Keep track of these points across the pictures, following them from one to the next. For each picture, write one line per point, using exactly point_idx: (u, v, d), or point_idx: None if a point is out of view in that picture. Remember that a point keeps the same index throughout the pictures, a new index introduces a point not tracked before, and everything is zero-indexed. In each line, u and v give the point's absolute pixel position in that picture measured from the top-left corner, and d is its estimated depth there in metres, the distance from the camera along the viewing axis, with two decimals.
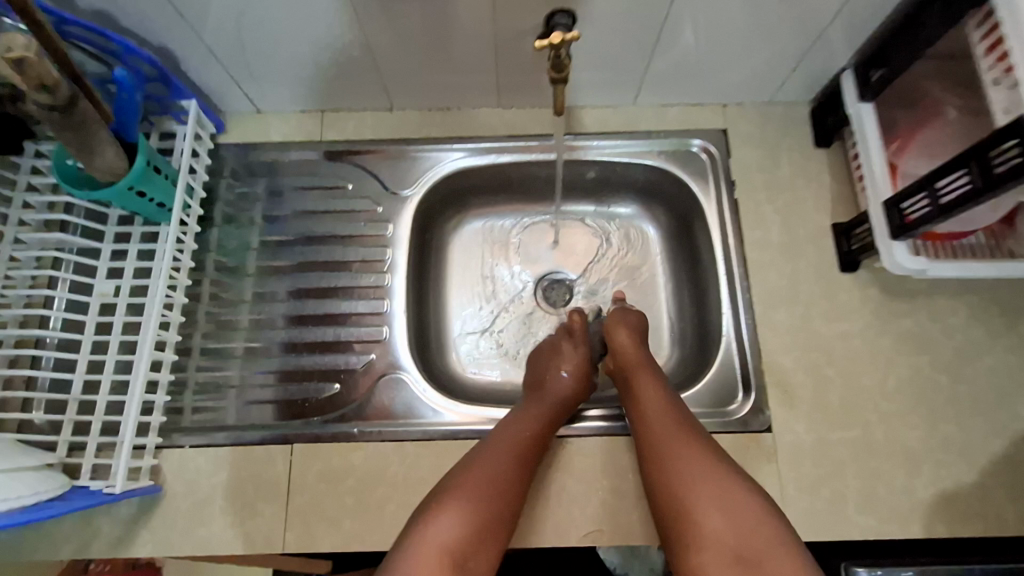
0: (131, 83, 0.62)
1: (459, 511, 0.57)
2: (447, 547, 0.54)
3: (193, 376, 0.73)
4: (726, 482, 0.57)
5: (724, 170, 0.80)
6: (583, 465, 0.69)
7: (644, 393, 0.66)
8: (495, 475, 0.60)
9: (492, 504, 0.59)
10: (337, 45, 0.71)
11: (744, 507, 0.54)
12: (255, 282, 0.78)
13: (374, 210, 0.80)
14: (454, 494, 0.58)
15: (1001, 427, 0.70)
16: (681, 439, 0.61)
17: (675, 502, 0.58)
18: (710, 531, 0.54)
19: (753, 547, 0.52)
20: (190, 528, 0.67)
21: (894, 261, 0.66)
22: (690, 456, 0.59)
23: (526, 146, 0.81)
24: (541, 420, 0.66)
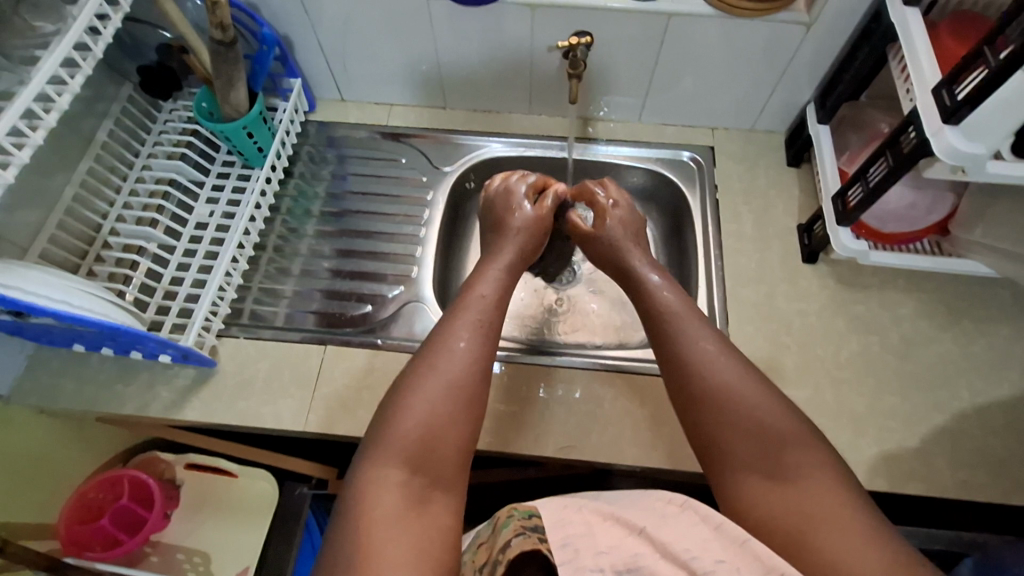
0: (273, 41, 0.87)
1: (422, 401, 0.58)
2: (416, 434, 0.56)
3: (256, 287, 0.91)
4: (756, 408, 0.57)
5: (709, 176, 0.96)
6: (564, 386, 0.81)
7: (667, 333, 0.65)
8: (456, 364, 0.60)
9: (450, 393, 0.59)
10: (413, 51, 0.94)
11: (777, 432, 0.56)
12: (318, 222, 0.97)
13: (420, 179, 1.00)
14: (417, 385, 0.59)
15: (942, 403, 0.78)
16: (706, 369, 0.60)
17: (705, 429, 0.59)
18: (737, 453, 0.56)
19: (788, 465, 0.54)
20: (233, 400, 0.81)
21: (840, 243, 0.80)
22: (717, 386, 0.59)
23: (549, 145, 1.00)
24: (491, 303, 0.67)
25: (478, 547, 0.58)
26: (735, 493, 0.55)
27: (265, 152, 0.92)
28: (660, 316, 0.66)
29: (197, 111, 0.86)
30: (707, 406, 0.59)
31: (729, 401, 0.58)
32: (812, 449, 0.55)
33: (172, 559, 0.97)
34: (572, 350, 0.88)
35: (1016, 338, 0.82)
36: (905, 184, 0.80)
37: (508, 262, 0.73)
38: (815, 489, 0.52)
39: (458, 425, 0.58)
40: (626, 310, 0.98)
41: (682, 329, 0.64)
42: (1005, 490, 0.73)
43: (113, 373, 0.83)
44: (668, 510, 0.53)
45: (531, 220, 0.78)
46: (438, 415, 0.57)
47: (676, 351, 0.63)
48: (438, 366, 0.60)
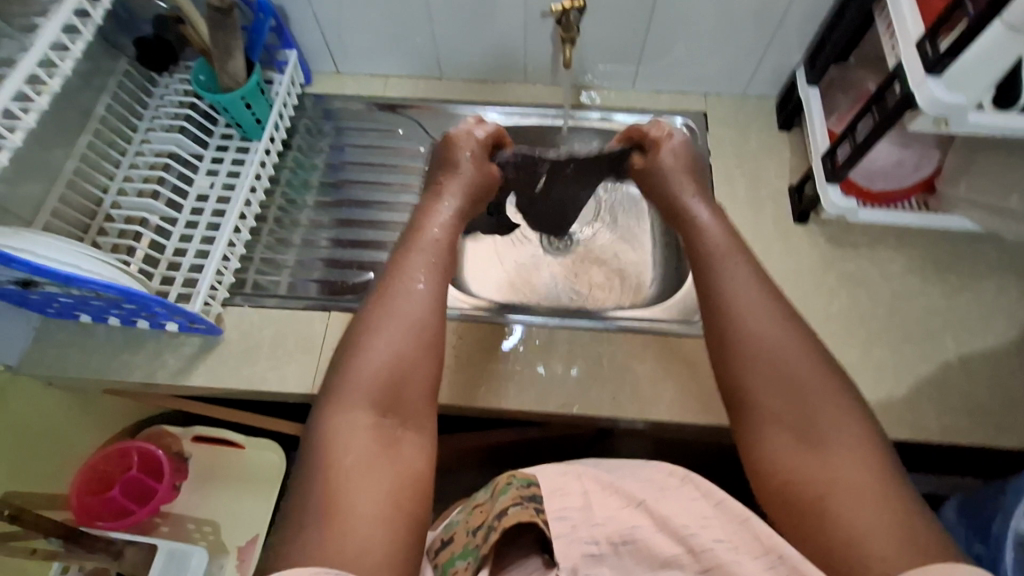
0: (269, 11, 0.89)
1: (381, 347, 0.59)
2: (377, 378, 0.58)
3: (258, 257, 0.93)
4: (796, 366, 0.57)
5: (702, 141, 0.98)
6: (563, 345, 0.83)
7: (717, 282, 0.63)
8: (411, 310, 0.61)
9: (410, 338, 0.60)
10: (409, 20, 0.94)
11: (812, 390, 0.56)
12: (318, 192, 0.99)
13: (416, 150, 1.03)
14: (375, 331, 0.60)
15: (929, 355, 0.81)
16: (748, 318, 0.60)
17: (737, 381, 0.59)
18: (768, 411, 0.56)
19: (818, 426, 0.54)
20: (239, 366, 0.82)
21: (830, 202, 0.83)
22: (755, 338, 0.59)
23: (544, 113, 1.02)
24: (443, 246, 0.68)
25: (473, 510, 0.61)
26: (762, 450, 0.56)
27: (263, 124, 0.93)
28: (706, 262, 0.65)
29: (195, 83, 0.88)
30: (740, 357, 0.59)
31: (767, 354, 0.58)
32: (846, 412, 0.55)
33: (183, 527, 0.99)
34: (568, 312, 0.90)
35: (999, 292, 0.85)
36: (893, 142, 0.82)
37: (456, 206, 0.73)
38: (845, 454, 0.52)
39: (420, 365, 0.60)
40: (623, 273, 1.01)
41: (726, 280, 0.63)
42: (987, 433, 0.76)
43: (119, 343, 0.85)
44: (669, 482, 0.58)
45: (476, 168, 0.76)
46: (400, 357, 0.59)
47: (731, 309, 0.61)
48: (396, 308, 0.61)
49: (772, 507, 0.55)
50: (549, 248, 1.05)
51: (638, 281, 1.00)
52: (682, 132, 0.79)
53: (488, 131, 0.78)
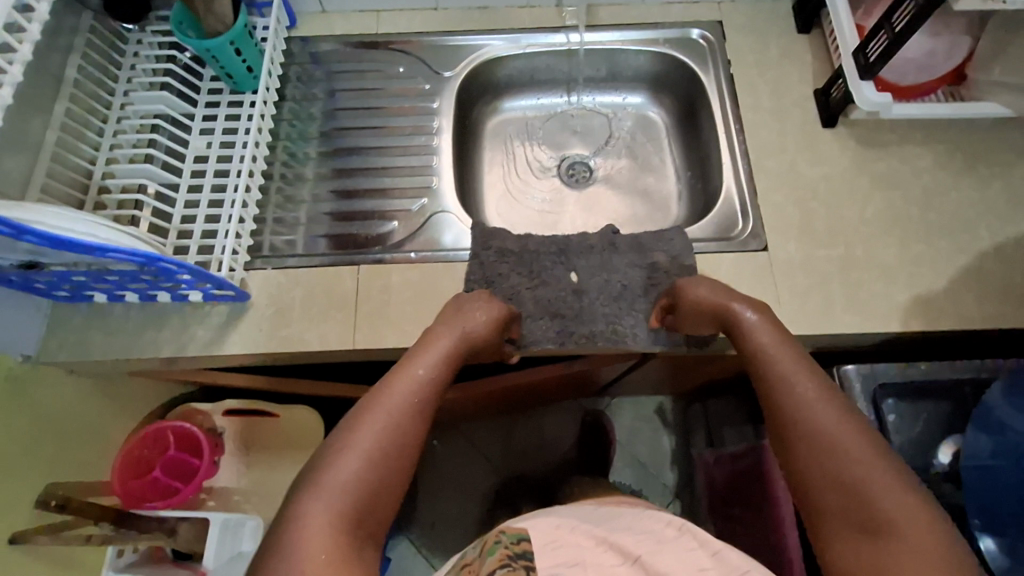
0: None
1: (348, 458, 0.59)
2: (338, 491, 0.57)
3: (271, 217, 0.88)
4: (855, 457, 0.57)
5: (720, 52, 0.94)
6: (598, 281, 0.82)
7: (785, 374, 0.64)
8: (387, 425, 0.62)
9: (378, 454, 0.60)
10: None
11: (876, 482, 0.56)
12: (321, 143, 0.94)
13: (421, 88, 0.96)
14: (346, 442, 0.60)
15: (965, 246, 0.82)
16: (812, 405, 0.62)
17: (800, 471, 0.60)
18: (833, 505, 0.57)
19: (887, 527, 0.54)
20: (274, 330, 0.79)
21: (863, 97, 0.80)
22: (819, 430, 0.60)
23: (553, 38, 0.97)
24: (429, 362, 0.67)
25: (462, 569, 0.53)
26: (833, 548, 0.56)
27: (255, 73, 0.87)
28: (764, 353, 0.67)
29: (176, 31, 0.80)
30: (812, 450, 0.60)
31: (828, 445, 0.59)
32: (911, 505, 0.54)
33: (230, 500, 0.99)
34: (594, 240, 0.85)
35: None
36: (924, 32, 0.80)
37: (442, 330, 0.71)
38: (917, 550, 0.52)
39: (382, 479, 0.60)
40: (648, 198, 0.99)
41: (785, 374, 0.64)
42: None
43: (141, 322, 0.81)
44: (668, 533, 0.61)
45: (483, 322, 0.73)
46: (363, 470, 0.59)
47: (777, 408, 0.64)
48: (365, 419, 0.62)
49: None
50: (568, 179, 1.02)
51: (662, 205, 0.98)
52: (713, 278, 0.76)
53: (495, 316, 0.74)
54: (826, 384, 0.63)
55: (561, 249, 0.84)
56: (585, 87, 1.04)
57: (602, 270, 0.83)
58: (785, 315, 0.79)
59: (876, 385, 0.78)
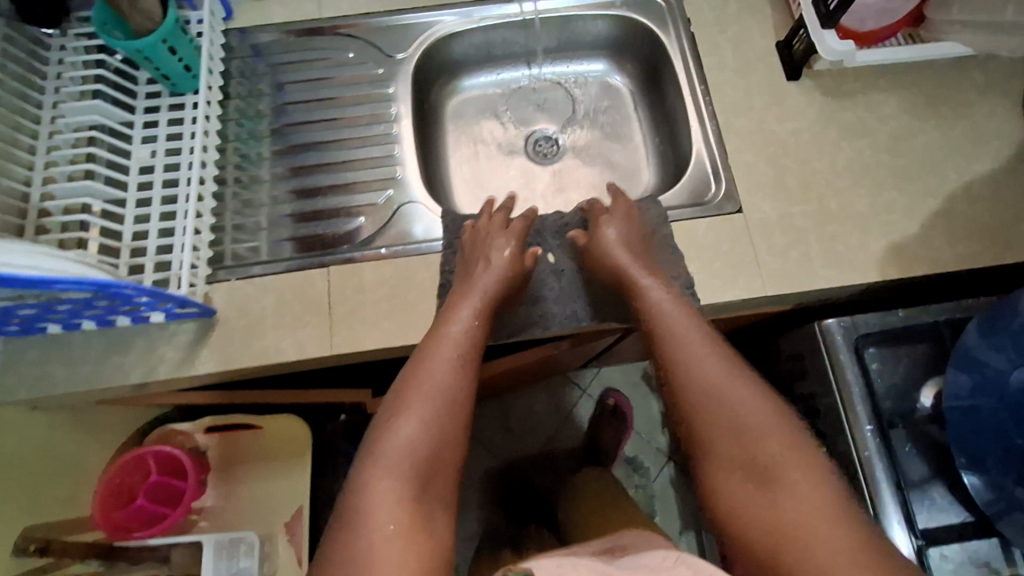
0: None
1: (415, 419, 0.63)
2: (410, 450, 0.62)
3: (230, 224, 0.83)
4: (738, 407, 0.63)
5: (679, 11, 0.92)
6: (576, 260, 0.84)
7: (670, 334, 0.69)
8: (441, 383, 0.66)
9: (440, 411, 0.65)
10: None
11: (757, 429, 0.61)
12: (274, 142, 0.89)
13: (374, 74, 0.91)
14: (408, 406, 0.64)
15: (934, 189, 0.82)
16: (697, 362, 0.66)
17: (691, 426, 0.65)
18: (722, 454, 0.62)
19: (770, 470, 0.60)
20: (247, 343, 0.75)
21: (826, 47, 0.79)
22: (704, 386, 0.65)
23: (505, 9, 0.93)
24: (473, 320, 0.71)
25: None
26: (721, 493, 0.62)
27: (194, 72, 0.81)
28: (655, 317, 0.71)
29: (103, 33, 0.74)
30: (698, 405, 0.65)
31: (711, 399, 0.64)
32: (788, 446, 0.60)
33: (221, 518, 0.97)
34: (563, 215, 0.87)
35: (991, 113, 0.85)
36: None
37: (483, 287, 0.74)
38: (796, 488, 0.58)
39: (452, 435, 0.64)
40: (618, 169, 0.97)
41: (673, 335, 0.69)
42: (993, 253, 0.79)
43: (102, 348, 0.76)
44: (665, 566, 0.58)
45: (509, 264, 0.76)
46: (431, 428, 0.63)
47: (669, 366, 0.68)
48: (420, 380, 0.66)
49: (732, 545, 0.60)
50: (536, 156, 0.99)
51: (633, 175, 0.97)
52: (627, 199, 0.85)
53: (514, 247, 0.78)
54: (710, 341, 0.67)
55: (537, 231, 0.85)
56: (545, 58, 1.01)
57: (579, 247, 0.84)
58: (767, 275, 0.78)
59: (857, 337, 0.79)
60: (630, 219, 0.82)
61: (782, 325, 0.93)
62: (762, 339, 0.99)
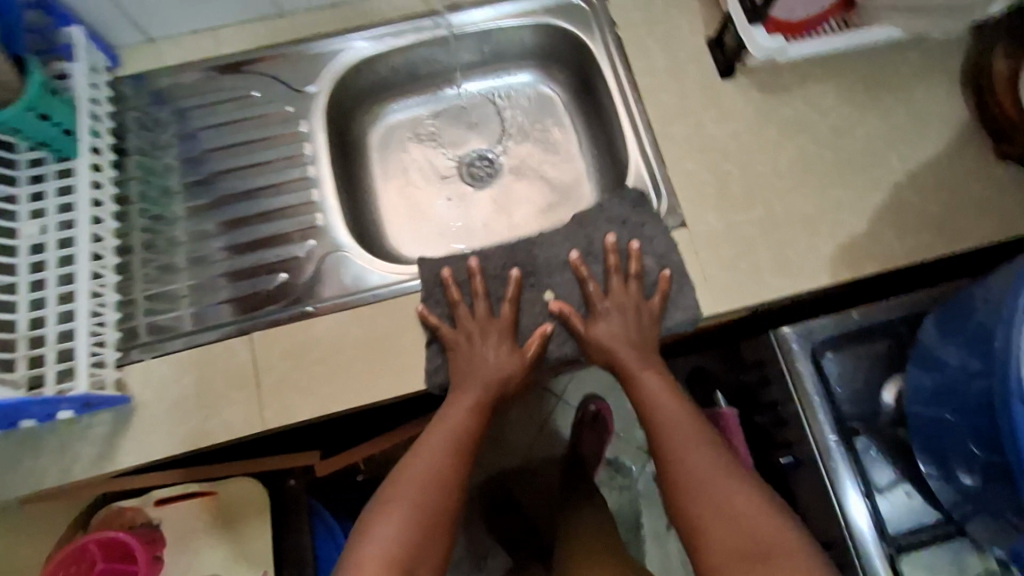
0: None
1: (397, 519, 0.60)
2: (391, 552, 0.58)
3: (142, 296, 0.76)
4: (725, 489, 0.64)
5: (603, 12, 0.87)
6: (580, 296, 0.78)
7: (662, 419, 0.72)
8: (429, 478, 0.64)
9: (426, 510, 0.62)
10: None
11: (747, 512, 0.62)
12: (186, 199, 0.82)
13: (284, 112, 0.84)
14: (392, 504, 0.62)
15: (880, 181, 0.80)
16: (685, 445, 0.68)
17: (685, 511, 0.65)
18: (716, 537, 0.61)
19: (762, 553, 0.59)
20: (170, 428, 0.69)
21: (757, 45, 0.76)
22: (693, 470, 0.66)
23: (419, 27, 0.86)
24: (466, 407, 0.71)
25: None
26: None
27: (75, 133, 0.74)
28: (647, 401, 0.74)
29: None
30: (688, 488, 0.66)
31: (700, 482, 0.65)
32: (776, 527, 0.60)
33: None
34: (555, 241, 0.79)
35: (930, 95, 0.83)
36: None
37: (479, 363, 0.73)
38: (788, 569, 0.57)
39: (435, 537, 0.61)
40: (559, 185, 0.93)
41: (662, 420, 0.72)
42: (944, 243, 0.77)
43: (9, 452, 0.69)
44: None
45: (505, 336, 0.75)
46: (411, 528, 0.60)
47: (661, 453, 0.70)
48: (407, 474, 0.64)
49: None
50: (470, 179, 0.94)
51: (575, 190, 0.92)
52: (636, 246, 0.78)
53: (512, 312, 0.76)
54: (698, 425, 0.70)
55: (530, 270, 0.78)
56: (469, 74, 0.95)
57: (579, 282, 0.78)
58: (717, 292, 0.75)
59: (812, 346, 0.77)
60: (627, 289, 0.77)
61: (740, 330, 0.90)
62: (724, 344, 0.96)
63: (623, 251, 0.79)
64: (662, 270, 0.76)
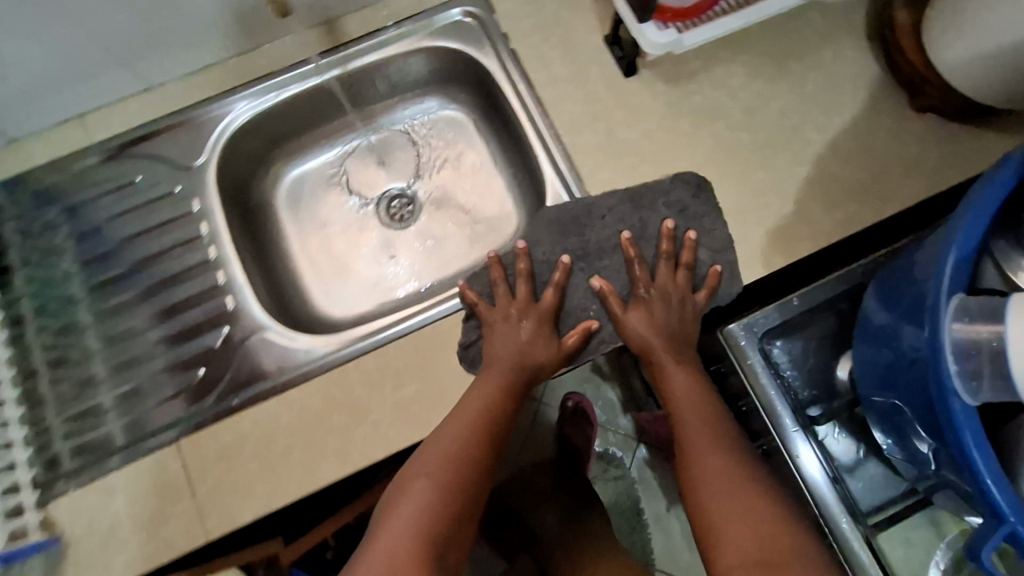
0: None
1: (426, 491, 0.60)
2: (419, 522, 0.57)
3: (58, 420, 0.71)
4: (745, 495, 0.63)
5: (493, 26, 0.82)
6: (626, 279, 0.77)
7: (686, 417, 0.71)
8: (455, 453, 0.63)
9: (454, 489, 0.61)
10: (64, 42, 0.70)
11: (766, 519, 0.60)
12: (91, 304, 0.76)
13: (172, 193, 0.78)
14: (420, 477, 0.61)
15: (801, 156, 0.77)
16: (708, 446, 0.68)
17: (702, 508, 0.64)
18: (732, 538, 0.60)
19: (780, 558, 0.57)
20: (108, 559, 0.65)
21: (648, 42, 0.72)
22: (716, 471, 0.65)
23: (299, 75, 0.80)
24: (496, 391, 0.69)
25: None
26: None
27: None
28: (673, 393, 0.73)
29: None
30: (709, 486, 0.65)
31: (722, 482, 0.64)
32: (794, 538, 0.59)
33: None
34: (606, 220, 0.76)
35: (839, 57, 0.80)
36: None
37: (517, 354, 0.72)
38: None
39: (462, 517, 0.60)
40: (482, 212, 0.88)
41: (687, 416, 0.71)
42: (873, 210, 0.75)
43: None
44: None
45: (543, 326, 0.74)
46: (438, 502, 0.59)
47: (686, 448, 0.69)
48: (434, 446, 0.64)
49: None
50: (390, 221, 0.89)
51: (501, 214, 0.88)
52: (693, 234, 0.75)
53: (552, 301, 0.75)
54: (723, 427, 0.70)
55: (579, 255, 0.77)
56: (365, 113, 0.90)
57: (626, 265, 0.76)
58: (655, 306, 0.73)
59: (760, 338, 0.76)
60: (675, 278, 0.75)
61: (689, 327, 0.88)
62: None
63: (678, 238, 0.76)
64: (713, 265, 0.75)
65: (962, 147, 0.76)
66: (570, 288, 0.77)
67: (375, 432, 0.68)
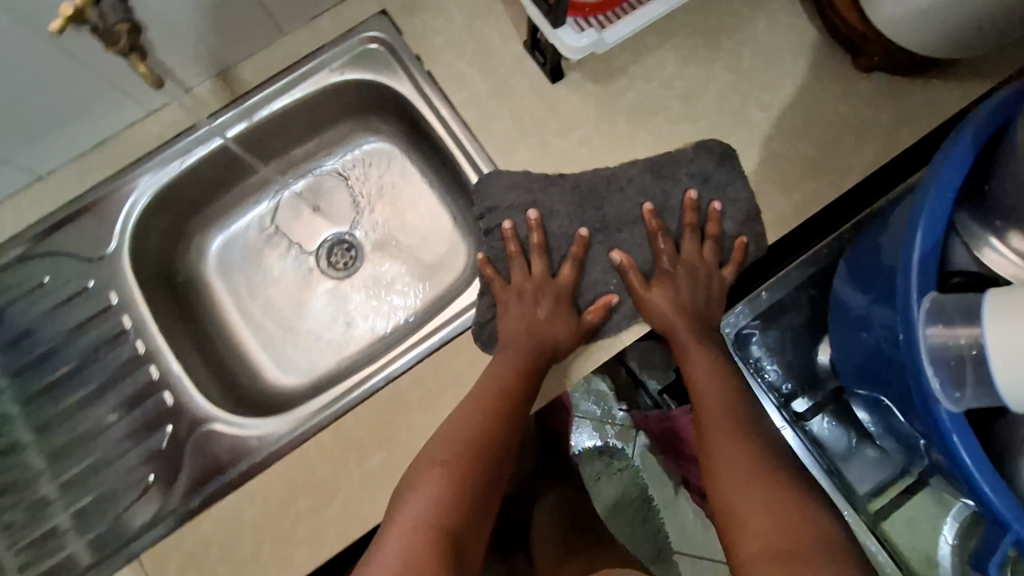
0: None
1: (441, 481, 0.56)
2: (432, 513, 0.54)
3: (12, 553, 0.67)
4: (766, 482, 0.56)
5: (402, 48, 0.75)
6: (648, 253, 0.71)
7: (706, 401, 0.65)
8: (471, 445, 0.60)
9: (469, 482, 0.57)
10: None
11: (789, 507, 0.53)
12: (26, 420, 0.71)
13: (86, 288, 0.72)
14: (435, 466, 0.58)
15: (749, 140, 0.72)
16: (729, 434, 0.62)
17: (722, 497, 0.58)
18: (751, 523, 0.53)
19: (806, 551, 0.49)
20: None
21: (568, 46, 0.65)
22: (738, 457, 0.59)
23: (198, 138, 0.74)
24: (514, 377, 0.65)
25: None
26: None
27: None
28: (693, 376, 0.68)
29: None
30: (729, 471, 0.59)
31: (744, 466, 0.58)
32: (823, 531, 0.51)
33: None
34: (625, 192, 0.71)
35: (774, 26, 0.75)
36: None
37: (536, 336, 0.67)
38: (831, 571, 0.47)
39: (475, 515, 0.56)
40: (428, 246, 0.83)
41: (707, 401, 0.65)
42: (833, 185, 0.71)
43: None
44: None
45: (560, 305, 0.69)
46: (452, 492, 0.56)
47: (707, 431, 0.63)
48: (450, 438, 0.61)
49: None
50: (334, 272, 0.84)
51: (449, 246, 0.82)
52: (721, 205, 0.71)
53: (570, 275, 0.70)
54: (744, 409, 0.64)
55: (596, 228, 0.71)
56: (284, 163, 0.84)
57: (648, 238, 0.71)
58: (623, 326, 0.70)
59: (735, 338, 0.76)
60: (703, 253, 0.70)
61: None
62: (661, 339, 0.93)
63: (703, 211, 0.72)
64: (739, 239, 0.70)
65: (913, 102, 0.72)
66: (586, 263, 0.71)
67: (347, 510, 0.64)
